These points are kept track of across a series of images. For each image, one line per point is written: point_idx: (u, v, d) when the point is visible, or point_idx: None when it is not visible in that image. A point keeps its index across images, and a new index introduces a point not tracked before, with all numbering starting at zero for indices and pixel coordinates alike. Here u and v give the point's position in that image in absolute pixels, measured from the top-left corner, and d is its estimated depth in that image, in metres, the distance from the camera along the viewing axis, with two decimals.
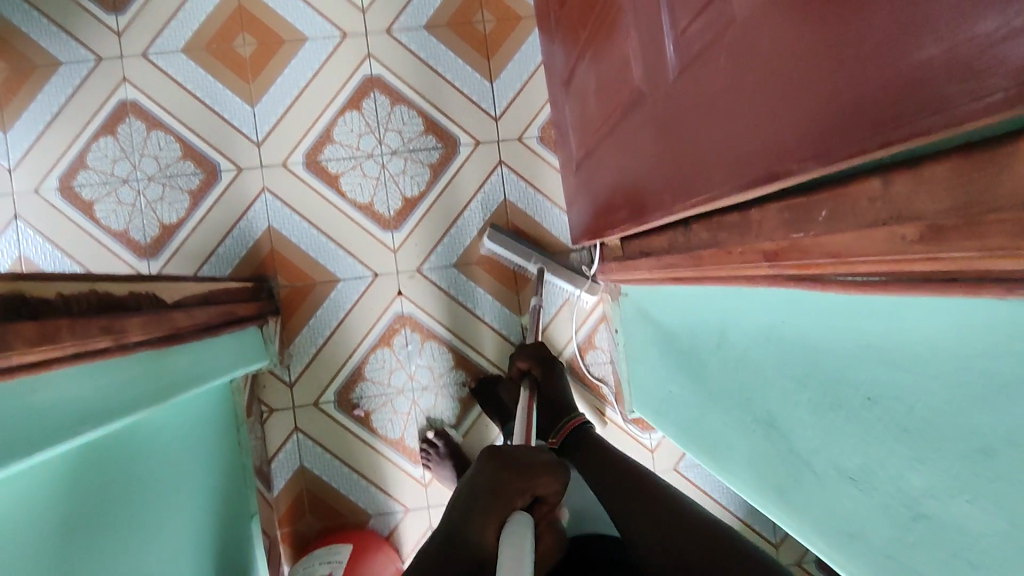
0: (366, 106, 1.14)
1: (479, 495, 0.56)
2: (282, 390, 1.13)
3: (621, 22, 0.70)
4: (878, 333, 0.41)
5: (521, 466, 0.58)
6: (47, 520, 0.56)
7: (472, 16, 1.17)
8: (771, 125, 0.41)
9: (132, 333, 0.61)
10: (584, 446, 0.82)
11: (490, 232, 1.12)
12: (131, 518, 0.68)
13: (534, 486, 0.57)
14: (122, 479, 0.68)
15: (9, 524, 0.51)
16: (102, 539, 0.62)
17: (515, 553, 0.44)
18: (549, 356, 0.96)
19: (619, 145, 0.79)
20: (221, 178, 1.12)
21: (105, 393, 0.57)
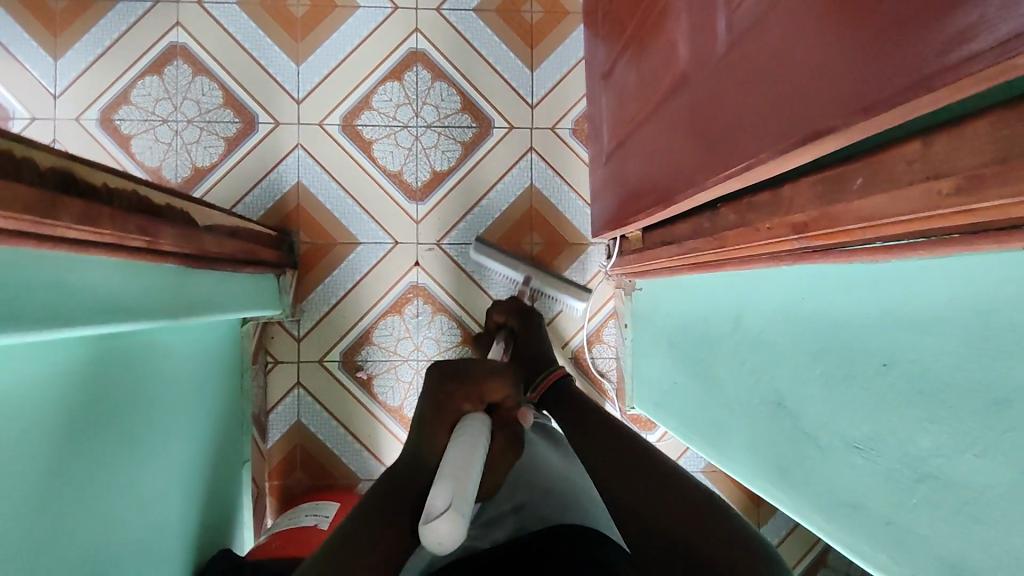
0: (407, 78, 1.17)
1: (429, 408, 0.59)
2: (289, 343, 1.13)
3: (672, 7, 0.72)
4: (904, 300, 0.42)
5: (467, 375, 0.61)
6: (46, 411, 0.57)
7: (522, 5, 1.19)
8: (815, 88, 0.42)
9: (165, 241, 0.62)
10: (560, 401, 0.77)
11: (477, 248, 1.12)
12: (124, 431, 0.68)
13: (484, 394, 0.61)
14: (119, 387, 0.67)
15: (13, 402, 0.52)
16: (88, 448, 0.62)
17: (457, 450, 0.48)
18: (523, 309, 1.01)
19: (652, 130, 0.81)
20: (258, 130, 1.14)
21: (131, 292, 0.59)
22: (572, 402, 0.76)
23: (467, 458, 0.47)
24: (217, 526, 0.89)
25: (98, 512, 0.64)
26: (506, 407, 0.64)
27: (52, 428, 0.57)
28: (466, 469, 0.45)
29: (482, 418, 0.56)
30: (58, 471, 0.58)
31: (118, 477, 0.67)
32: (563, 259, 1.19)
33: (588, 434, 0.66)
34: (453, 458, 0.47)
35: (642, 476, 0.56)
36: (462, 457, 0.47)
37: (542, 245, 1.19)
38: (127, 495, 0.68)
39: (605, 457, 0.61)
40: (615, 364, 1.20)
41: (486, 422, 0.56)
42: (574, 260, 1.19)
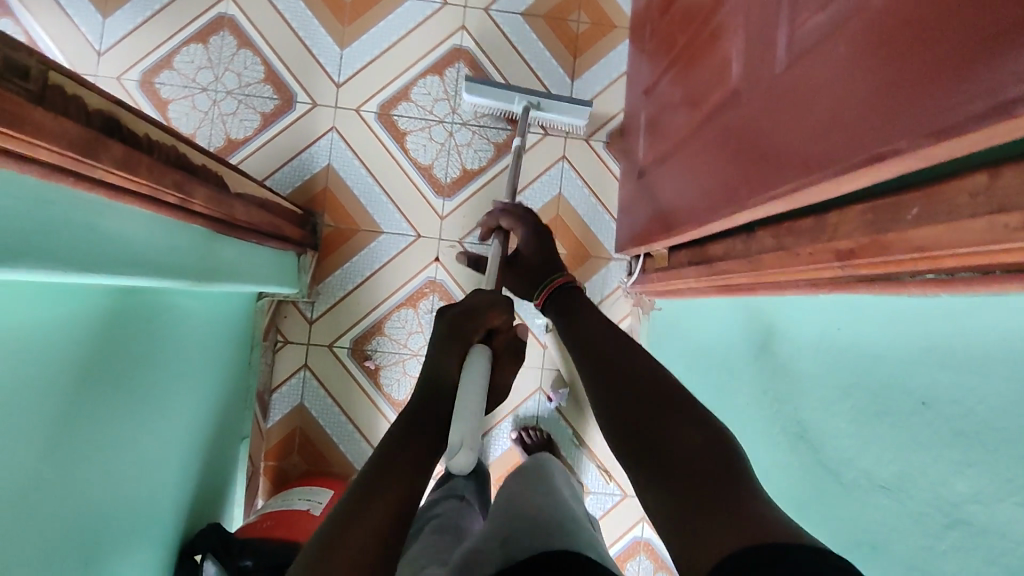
0: (447, 73, 1.17)
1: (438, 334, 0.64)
2: (300, 324, 1.12)
3: (726, 26, 0.72)
4: (952, 340, 0.41)
5: (471, 309, 0.65)
6: (59, 360, 0.56)
7: (570, 14, 1.19)
8: (880, 114, 0.41)
9: (196, 200, 0.62)
10: (570, 311, 0.77)
11: (467, 90, 1.04)
12: (125, 389, 0.67)
13: (486, 320, 0.65)
14: (125, 342, 0.66)
15: (27, 346, 0.52)
16: (90, 403, 0.61)
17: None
18: (541, 231, 0.90)
19: (693, 145, 0.81)
20: (295, 109, 1.14)
21: (158, 247, 0.58)
22: (579, 325, 0.73)
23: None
24: (207, 498, 0.88)
25: (98, 469, 0.63)
26: (505, 329, 0.69)
27: (60, 379, 0.57)
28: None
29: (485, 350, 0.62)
30: (61, 423, 0.57)
31: (118, 435, 0.66)
32: (584, 270, 1.18)
33: (594, 355, 0.65)
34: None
35: (645, 403, 0.55)
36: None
37: (564, 253, 1.17)
38: (125, 454, 0.67)
39: (608, 380, 0.60)
40: None
41: (490, 355, 0.62)
42: (594, 272, 1.18)
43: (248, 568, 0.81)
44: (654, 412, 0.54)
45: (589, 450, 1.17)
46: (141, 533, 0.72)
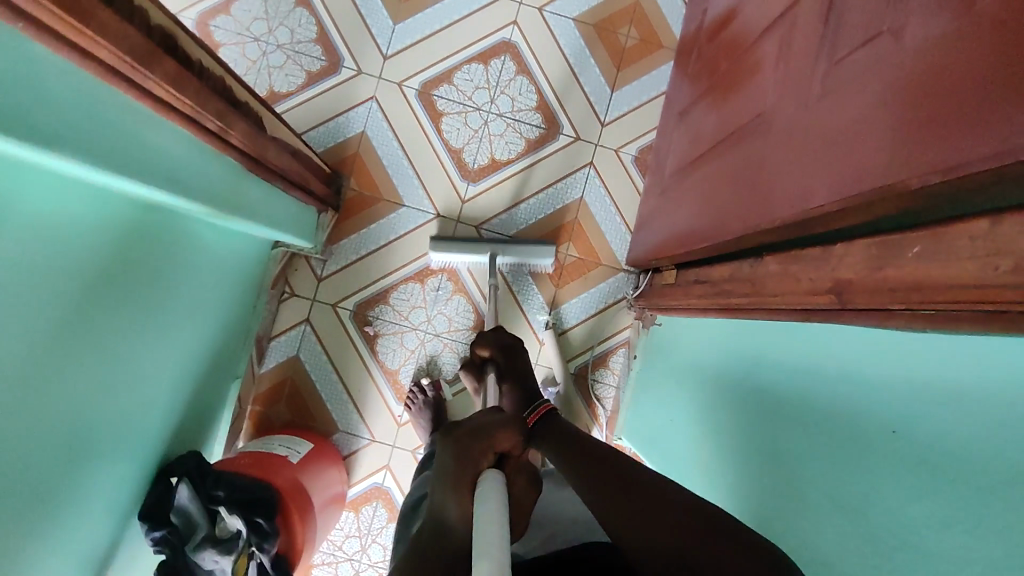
0: (492, 64, 1.19)
1: (439, 470, 0.56)
2: (309, 280, 1.15)
3: (766, 58, 0.74)
4: (934, 374, 0.43)
5: (476, 428, 0.58)
6: (75, 261, 0.59)
7: (620, 27, 1.21)
8: (896, 146, 0.43)
9: (234, 134, 0.66)
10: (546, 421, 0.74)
11: (432, 249, 1.08)
12: (133, 302, 0.69)
13: (494, 443, 0.57)
14: (142, 257, 0.69)
15: (48, 238, 0.55)
16: (100, 305, 0.63)
17: (481, 518, 0.43)
18: (510, 344, 0.93)
19: (717, 170, 0.83)
20: (340, 73, 1.17)
21: (194, 169, 0.61)
22: (562, 437, 0.69)
23: (489, 524, 0.42)
24: (190, 428, 0.91)
25: (96, 372, 0.65)
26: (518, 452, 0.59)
27: (76, 276, 0.59)
28: (494, 522, 0.42)
29: (496, 471, 0.52)
30: (70, 318, 0.60)
31: (120, 344, 0.68)
32: (592, 276, 1.19)
33: (577, 463, 0.62)
34: (479, 524, 0.42)
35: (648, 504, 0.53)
36: (487, 524, 0.42)
37: (575, 257, 1.19)
38: (123, 365, 0.70)
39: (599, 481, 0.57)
40: (614, 396, 1.19)
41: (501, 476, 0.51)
42: (602, 280, 1.19)
43: (221, 498, 0.81)
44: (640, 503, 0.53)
45: None
46: (125, 444, 0.74)
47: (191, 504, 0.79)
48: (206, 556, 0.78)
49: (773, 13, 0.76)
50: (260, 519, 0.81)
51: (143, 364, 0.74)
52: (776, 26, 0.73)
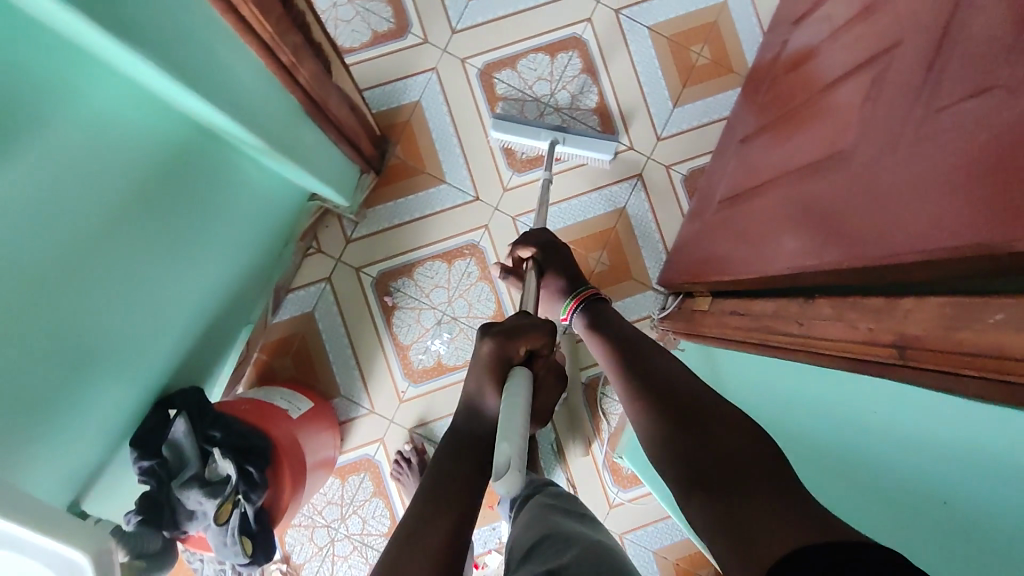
0: (558, 57, 1.18)
1: (475, 359, 0.62)
2: (337, 239, 1.13)
3: (850, 98, 0.72)
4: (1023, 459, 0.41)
5: (511, 328, 0.62)
6: (119, 170, 0.57)
7: (694, 44, 1.19)
8: (989, 202, 0.42)
9: (303, 73, 0.64)
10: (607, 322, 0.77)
11: (495, 122, 1.06)
12: (169, 225, 0.68)
13: (524, 342, 0.62)
14: (187, 182, 0.68)
15: (96, 139, 0.53)
16: (136, 223, 0.63)
17: (503, 410, 0.53)
18: (550, 241, 0.91)
19: (776, 203, 0.81)
20: (405, 38, 1.16)
21: (257, 101, 0.59)
22: (622, 341, 0.71)
23: (513, 412, 0.52)
24: (196, 363, 0.89)
25: (118, 289, 0.64)
26: (547, 352, 0.64)
27: (116, 189, 0.58)
28: (517, 410, 0.52)
29: (524, 371, 0.58)
30: (103, 227, 0.58)
31: (146, 265, 0.67)
32: (621, 288, 1.16)
33: (635, 368, 0.65)
34: (505, 408, 0.53)
35: (696, 414, 0.54)
36: (510, 415, 0.52)
37: (607, 266, 1.16)
38: (145, 286, 0.68)
39: (657, 390, 0.60)
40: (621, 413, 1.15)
41: (528, 380, 0.57)
42: (629, 294, 1.16)
43: (217, 440, 0.80)
44: (689, 415, 0.54)
45: (564, 462, 1.13)
46: (132, 366, 0.73)
47: (185, 440, 0.78)
48: (192, 495, 0.77)
49: (863, 55, 0.74)
50: (251, 468, 0.79)
51: (166, 289, 0.73)
52: (866, 67, 0.71)
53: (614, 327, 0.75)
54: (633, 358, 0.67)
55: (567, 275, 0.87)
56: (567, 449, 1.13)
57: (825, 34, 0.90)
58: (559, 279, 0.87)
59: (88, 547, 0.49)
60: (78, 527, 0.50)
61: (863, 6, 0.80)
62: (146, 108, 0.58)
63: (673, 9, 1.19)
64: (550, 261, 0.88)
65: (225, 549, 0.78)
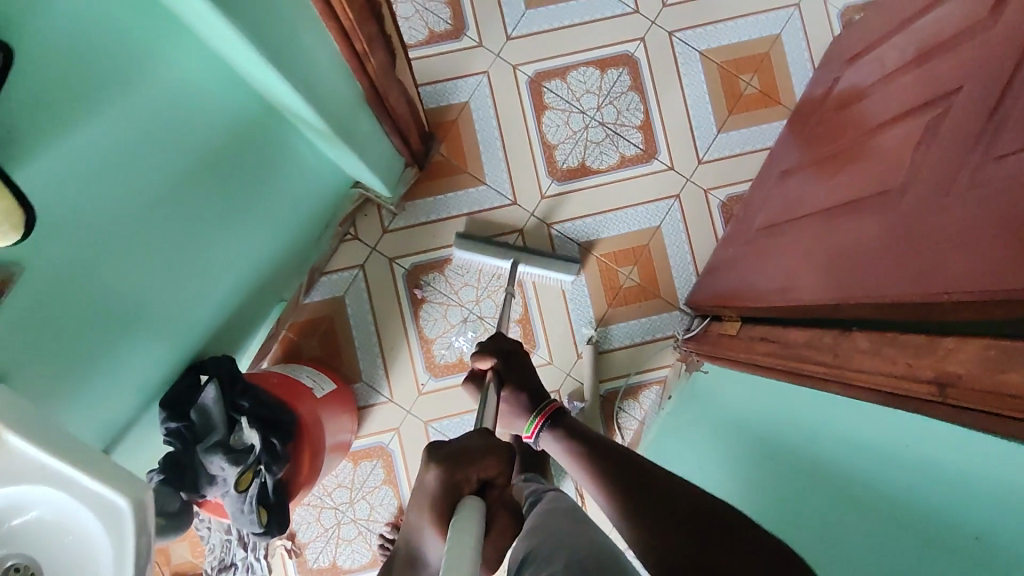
0: (608, 73, 1.19)
1: (419, 488, 0.56)
2: (375, 228, 1.15)
3: (902, 138, 0.72)
4: None
5: (458, 453, 0.56)
6: (196, 136, 0.60)
7: (744, 73, 1.20)
8: None
9: (371, 62, 0.65)
10: (569, 427, 0.78)
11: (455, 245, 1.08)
12: (227, 194, 0.70)
13: (477, 469, 0.55)
14: (250, 155, 0.70)
15: (182, 103, 0.56)
16: (201, 187, 0.65)
17: (449, 549, 0.41)
18: (509, 349, 0.91)
19: (818, 237, 0.81)
20: (460, 40, 1.18)
21: (328, 83, 0.61)
22: (591, 442, 0.74)
23: (463, 551, 0.41)
24: (228, 333, 0.91)
25: (175, 248, 0.66)
26: (503, 484, 0.57)
27: (189, 153, 0.60)
28: (466, 550, 0.41)
29: (472, 507, 0.48)
30: (172, 188, 0.60)
31: (201, 230, 0.69)
32: (647, 306, 1.17)
33: (610, 468, 0.68)
34: (450, 549, 0.41)
35: (675, 518, 0.57)
36: (455, 558, 0.40)
37: (636, 282, 1.17)
38: (197, 250, 0.71)
39: (630, 490, 0.63)
40: (635, 429, 1.16)
41: (476, 514, 0.46)
42: (654, 313, 1.17)
43: (244, 409, 0.81)
44: (674, 516, 0.57)
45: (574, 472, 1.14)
46: (174, 327, 0.75)
47: (214, 406, 0.80)
48: (216, 460, 0.78)
49: (919, 98, 0.74)
50: (276, 440, 0.81)
51: (215, 256, 0.75)
52: (920, 110, 0.72)
53: (587, 439, 0.75)
54: (618, 472, 0.66)
55: (526, 389, 0.85)
56: None
57: (877, 77, 0.92)
58: (519, 393, 0.85)
59: (128, 491, 0.48)
60: (129, 474, 0.50)
61: (921, 52, 0.81)
62: (227, 79, 0.60)
63: (728, 36, 1.20)
64: (511, 372, 0.87)
65: (241, 516, 0.79)
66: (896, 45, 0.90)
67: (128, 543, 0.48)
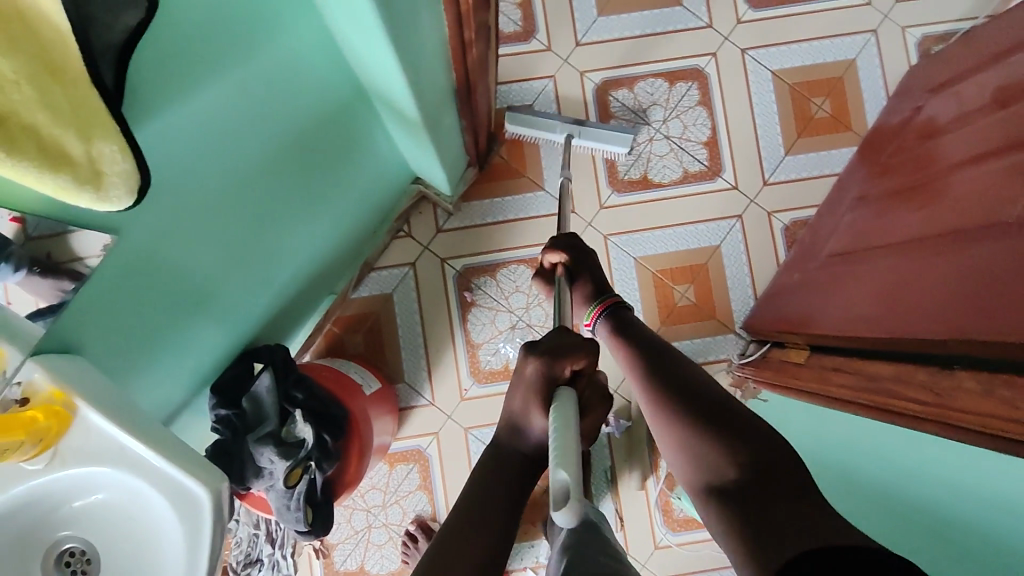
0: (677, 86, 1.17)
1: (519, 377, 0.57)
2: (429, 226, 1.12)
3: (1000, 174, 0.69)
4: None
5: (552, 350, 0.56)
6: (293, 118, 0.57)
7: (816, 96, 1.17)
8: None
9: (472, 52, 0.62)
10: (624, 323, 0.74)
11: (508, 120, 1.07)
12: (307, 178, 0.68)
13: (571, 361, 0.56)
14: (334, 140, 0.67)
15: (292, 87, 0.53)
16: (286, 169, 0.62)
17: (556, 427, 0.46)
18: (581, 248, 0.82)
19: (908, 270, 0.78)
20: (529, 42, 1.16)
21: (428, 69, 0.58)
22: (643, 341, 0.70)
23: (568, 432, 0.45)
24: (281, 322, 0.89)
25: (250, 229, 0.64)
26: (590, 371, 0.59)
27: (282, 137, 0.58)
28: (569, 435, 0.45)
29: (566, 395, 0.51)
30: (259, 168, 0.58)
31: (278, 213, 0.66)
32: (702, 327, 1.14)
33: (658, 368, 0.65)
34: (556, 429, 0.46)
35: (722, 425, 0.55)
36: (563, 437, 0.45)
37: (691, 301, 1.14)
38: (269, 234, 0.68)
39: (678, 392, 0.61)
40: None
41: (571, 396, 0.51)
42: (708, 334, 1.14)
43: (298, 401, 0.79)
44: (720, 426, 0.55)
45: (615, 491, 1.11)
46: (237, 312, 0.72)
47: (268, 395, 0.77)
48: (265, 452, 0.75)
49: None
50: (328, 436, 0.78)
51: (283, 241, 0.72)
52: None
53: (651, 347, 0.69)
54: (675, 385, 0.62)
55: (595, 286, 0.79)
56: (621, 478, 1.11)
57: (954, 115, 0.89)
58: (586, 287, 0.79)
59: (209, 483, 0.49)
60: (212, 465, 0.50)
61: (1004, 94, 0.79)
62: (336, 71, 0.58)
63: (802, 58, 1.17)
64: (580, 267, 0.80)
65: (287, 513, 0.76)
66: (979, 82, 0.88)
67: (204, 538, 0.48)
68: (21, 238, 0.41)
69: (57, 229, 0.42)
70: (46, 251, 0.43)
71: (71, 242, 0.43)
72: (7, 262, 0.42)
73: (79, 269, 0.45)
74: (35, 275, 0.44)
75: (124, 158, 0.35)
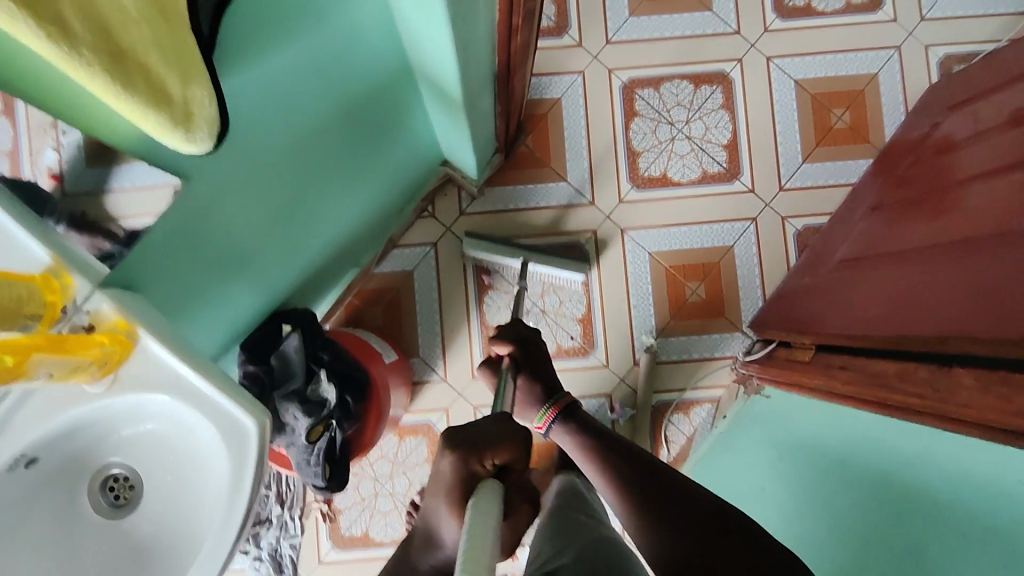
0: (702, 89, 1.20)
1: (435, 473, 0.59)
2: (452, 208, 1.16)
3: (1010, 187, 0.72)
4: None
5: (476, 443, 0.58)
6: (346, 86, 0.60)
7: (836, 107, 1.20)
8: None
9: (518, 38, 0.65)
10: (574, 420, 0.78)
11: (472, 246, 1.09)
12: (350, 148, 0.71)
13: (492, 456, 0.58)
14: (378, 114, 0.71)
15: (350, 56, 0.56)
16: (332, 136, 0.65)
17: (469, 529, 0.38)
18: (527, 338, 0.90)
19: (915, 276, 0.81)
20: (561, 37, 1.20)
21: (476, 50, 0.61)
22: (593, 435, 0.74)
23: (484, 526, 0.39)
24: (307, 289, 0.92)
25: (295, 192, 0.67)
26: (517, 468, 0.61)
27: (333, 105, 0.61)
28: (486, 530, 0.38)
29: (492, 488, 0.47)
30: (311, 132, 0.61)
31: (320, 178, 0.70)
32: (709, 324, 1.17)
33: (609, 460, 0.69)
34: (470, 530, 0.38)
35: (668, 511, 0.58)
36: (479, 540, 0.37)
37: (701, 298, 1.17)
38: (310, 199, 0.71)
39: (628, 480, 0.64)
40: (682, 444, 1.16)
41: (494, 493, 0.46)
42: (716, 332, 1.17)
43: (324, 362, 0.83)
44: (665, 510, 0.58)
45: None
46: (272, 271, 0.76)
47: (296, 355, 0.81)
48: (290, 408, 0.79)
49: None
50: (349, 398, 0.83)
51: (321, 207, 0.75)
52: None
53: (600, 439, 0.73)
54: (625, 469, 0.66)
55: (541, 382, 0.86)
56: None
57: (971, 132, 0.92)
58: (532, 383, 0.86)
59: (255, 415, 0.54)
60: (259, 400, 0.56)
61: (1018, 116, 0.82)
62: (390, 45, 0.61)
63: (826, 69, 1.20)
64: (527, 361, 0.88)
65: (306, 467, 0.80)
66: (996, 102, 0.91)
67: (248, 462, 0.54)
68: (59, 193, 0.49)
69: (93, 188, 0.48)
70: (83, 208, 0.50)
71: (106, 203, 0.49)
72: (53, 216, 0.51)
73: (115, 229, 0.51)
74: (73, 230, 0.51)
75: (211, 104, 0.39)
